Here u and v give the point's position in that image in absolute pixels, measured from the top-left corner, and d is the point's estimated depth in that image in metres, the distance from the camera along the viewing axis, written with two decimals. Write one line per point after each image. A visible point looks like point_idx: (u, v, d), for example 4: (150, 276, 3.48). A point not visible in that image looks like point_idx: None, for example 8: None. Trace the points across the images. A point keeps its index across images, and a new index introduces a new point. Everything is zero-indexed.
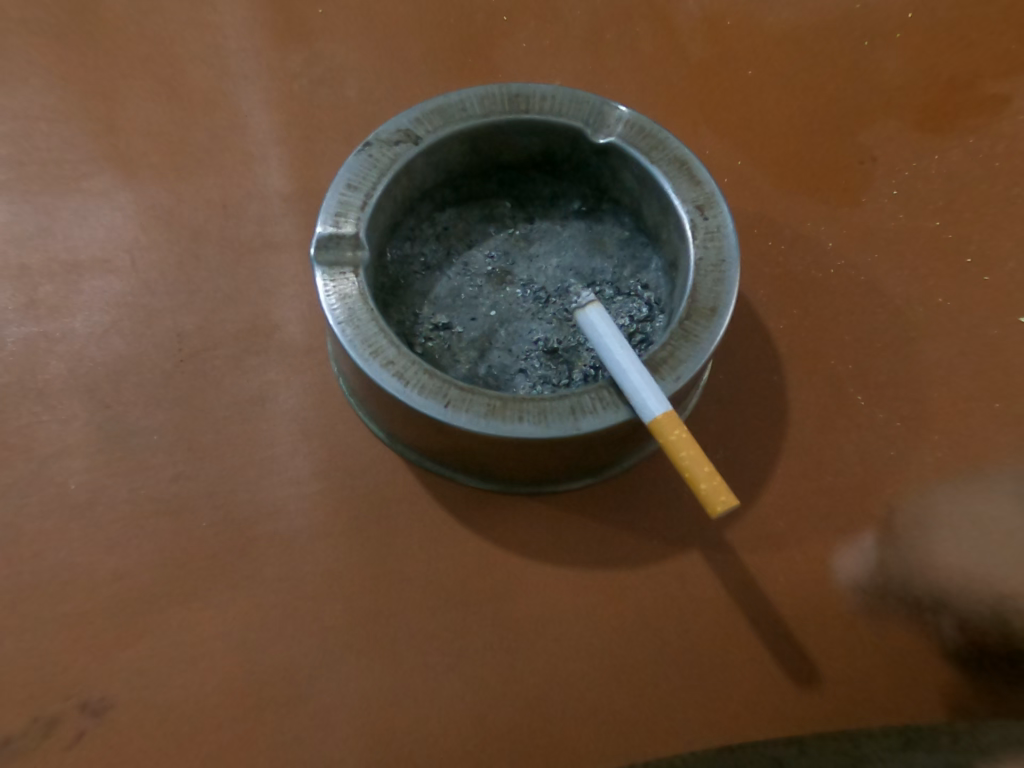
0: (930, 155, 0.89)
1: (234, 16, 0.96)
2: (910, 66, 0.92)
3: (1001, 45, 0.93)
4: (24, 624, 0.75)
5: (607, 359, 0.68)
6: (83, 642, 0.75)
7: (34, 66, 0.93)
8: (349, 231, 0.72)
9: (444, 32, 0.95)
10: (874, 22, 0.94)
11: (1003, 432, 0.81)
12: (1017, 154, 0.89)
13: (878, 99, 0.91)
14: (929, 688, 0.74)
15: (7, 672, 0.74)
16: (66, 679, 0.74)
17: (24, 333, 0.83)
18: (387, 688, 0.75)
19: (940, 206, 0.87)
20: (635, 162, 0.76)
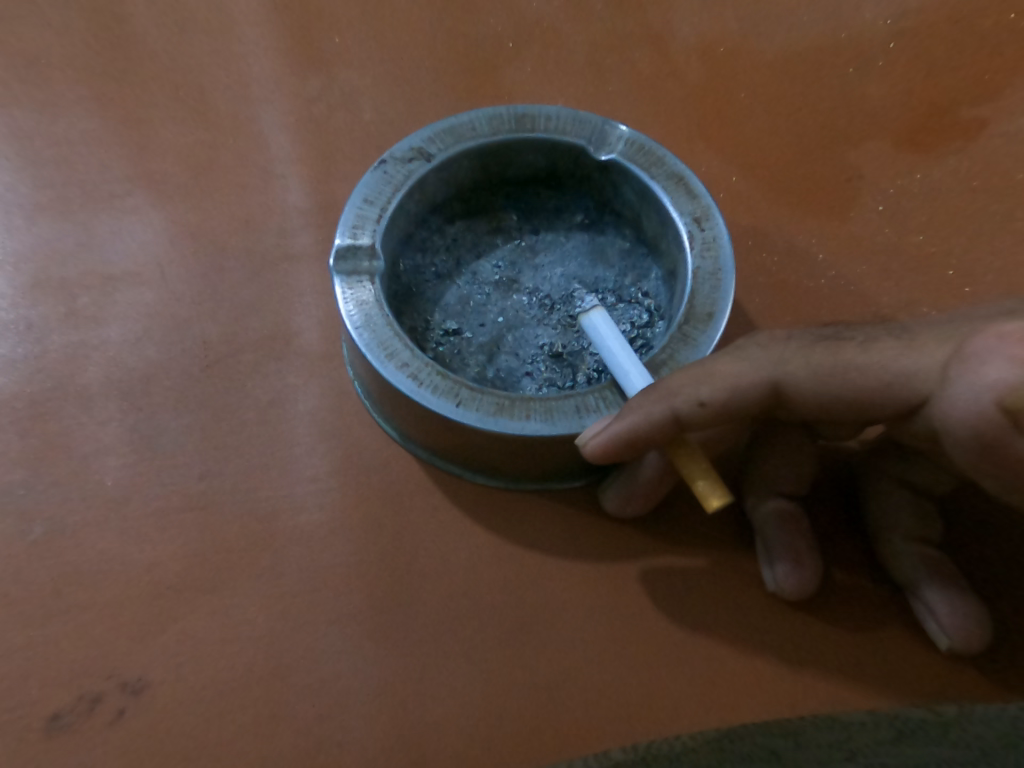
0: (911, 174, 0.93)
1: (258, 44, 1.02)
2: (894, 88, 0.97)
3: (981, 70, 0.97)
4: (66, 610, 0.81)
5: (609, 359, 0.74)
6: (120, 627, 0.81)
7: (76, 94, 0.99)
8: (366, 242, 0.77)
9: (453, 58, 1.01)
10: (860, 47, 0.98)
11: None
12: (995, 174, 0.92)
13: (864, 119, 0.95)
14: (914, 679, 0.78)
15: (51, 653, 0.80)
16: (104, 662, 0.80)
17: (65, 340, 0.90)
18: (399, 673, 0.79)
19: (922, 222, 0.90)
20: (635, 177, 0.81)
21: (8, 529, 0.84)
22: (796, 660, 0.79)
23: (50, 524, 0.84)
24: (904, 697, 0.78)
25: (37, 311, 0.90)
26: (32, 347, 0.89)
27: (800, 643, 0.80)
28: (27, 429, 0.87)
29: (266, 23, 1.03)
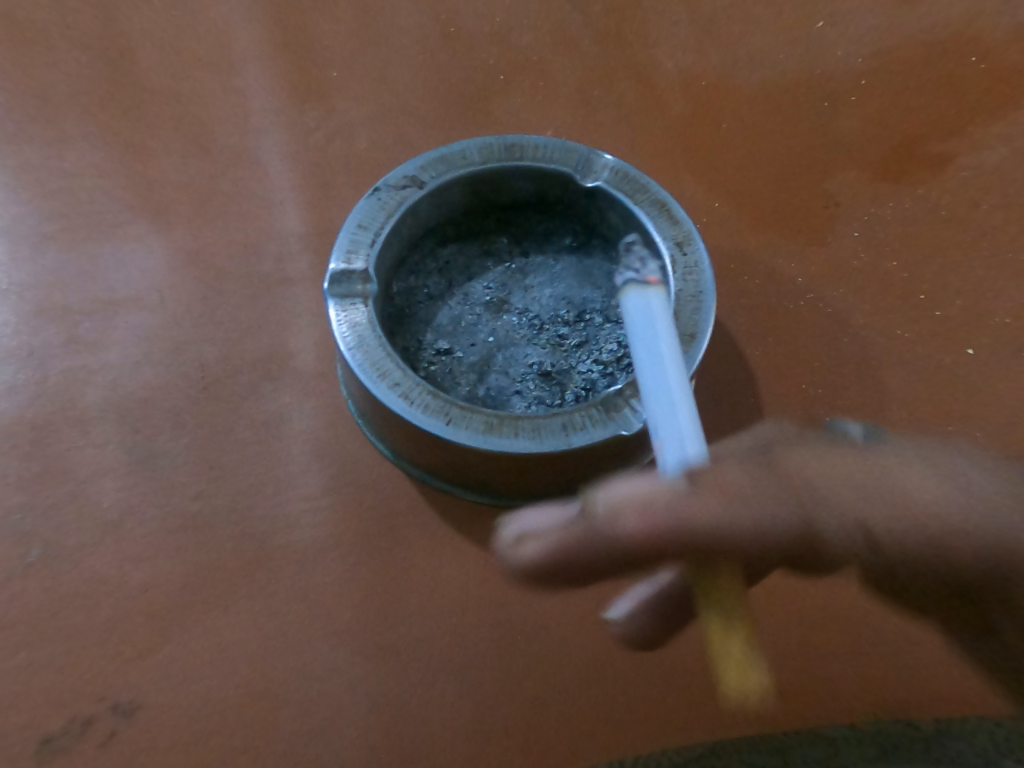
0: (886, 202, 0.96)
1: (260, 78, 1.06)
2: (869, 119, 1.00)
3: (953, 103, 1.01)
4: (61, 631, 0.82)
5: (661, 370, 0.65)
6: (114, 647, 0.82)
7: (83, 129, 1.03)
8: (360, 267, 0.80)
9: (447, 90, 1.04)
10: (837, 79, 1.02)
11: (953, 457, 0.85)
12: (963, 203, 0.96)
13: (842, 148, 0.99)
14: (900, 693, 0.79)
15: (46, 675, 0.80)
16: (97, 682, 0.80)
17: (66, 365, 0.92)
18: (390, 690, 0.80)
19: (896, 248, 0.94)
20: (619, 204, 0.84)
21: (6, 551, 0.85)
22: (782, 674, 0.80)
23: (46, 546, 0.85)
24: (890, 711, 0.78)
25: (40, 338, 0.93)
26: (34, 372, 0.91)
27: (786, 656, 0.80)
28: (27, 453, 0.88)
29: (266, 57, 1.07)
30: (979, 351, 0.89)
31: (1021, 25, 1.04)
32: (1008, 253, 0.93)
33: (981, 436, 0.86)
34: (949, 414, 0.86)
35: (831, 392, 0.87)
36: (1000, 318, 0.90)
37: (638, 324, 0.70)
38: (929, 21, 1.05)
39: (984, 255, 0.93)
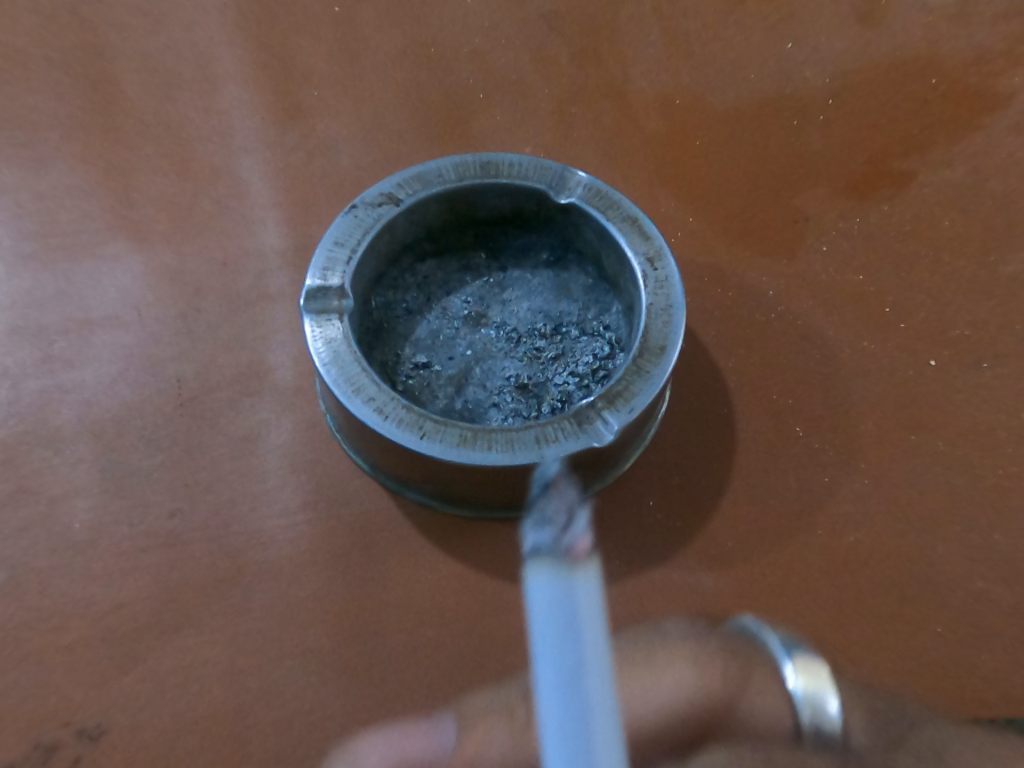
0: (853, 218, 0.98)
1: (240, 98, 1.06)
2: (837, 138, 1.03)
3: (916, 123, 1.04)
4: (28, 654, 0.80)
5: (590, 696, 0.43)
6: (82, 670, 0.80)
7: (62, 148, 1.03)
8: (336, 283, 0.80)
9: (426, 110, 1.06)
10: (806, 100, 1.05)
11: (919, 464, 0.87)
12: (925, 220, 0.98)
13: (811, 166, 1.01)
14: None
15: (12, 700, 0.78)
16: (64, 707, 0.79)
17: (40, 384, 0.91)
18: (367, 707, 0.79)
19: (862, 264, 0.96)
20: (593, 220, 0.85)
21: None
22: None
23: (17, 567, 0.84)
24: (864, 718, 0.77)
25: (14, 357, 0.92)
26: (7, 392, 0.90)
27: None
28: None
29: (247, 78, 1.08)
30: (942, 362, 0.91)
31: (980, 47, 1.07)
32: (969, 268, 0.96)
33: (944, 444, 0.88)
34: (914, 423, 0.89)
35: (801, 403, 0.89)
36: (961, 331, 0.93)
37: (546, 622, 0.44)
38: (893, 45, 1.08)
39: (946, 270, 0.95)
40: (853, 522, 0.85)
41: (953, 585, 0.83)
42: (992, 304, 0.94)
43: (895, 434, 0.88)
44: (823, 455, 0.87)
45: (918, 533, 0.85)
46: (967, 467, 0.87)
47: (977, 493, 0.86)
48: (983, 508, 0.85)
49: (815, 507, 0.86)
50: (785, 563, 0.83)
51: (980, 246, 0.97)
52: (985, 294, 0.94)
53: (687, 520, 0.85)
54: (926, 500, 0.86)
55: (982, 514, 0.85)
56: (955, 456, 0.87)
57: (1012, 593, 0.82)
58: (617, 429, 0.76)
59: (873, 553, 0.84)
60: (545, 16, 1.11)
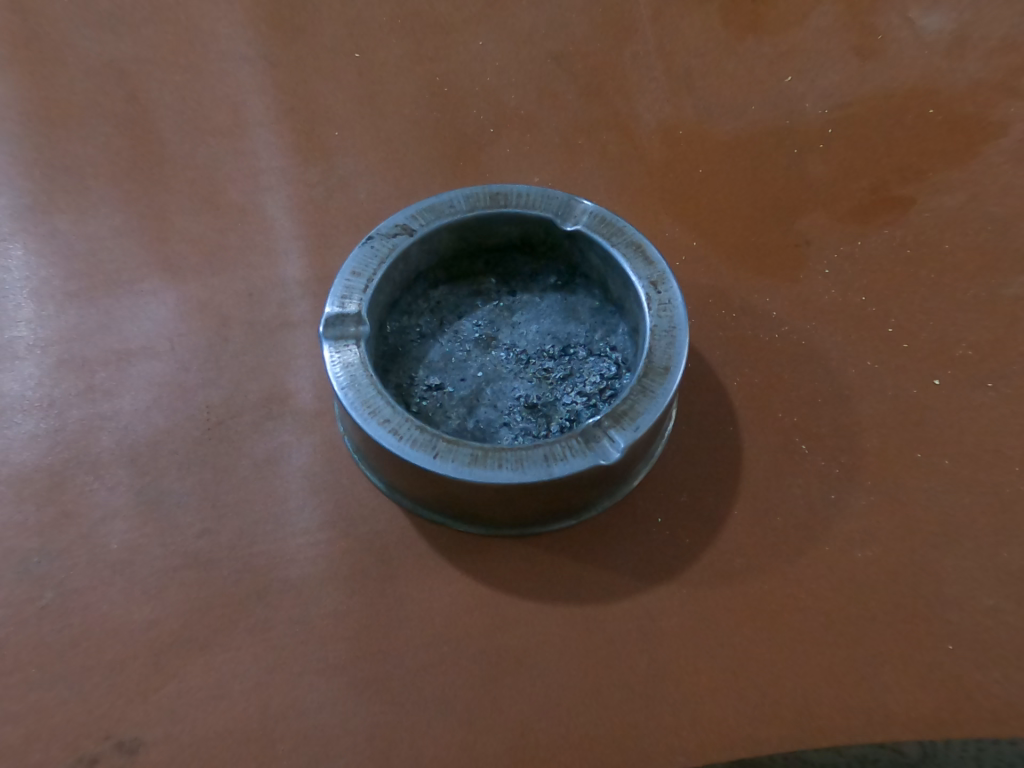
0: (855, 240, 1.00)
1: (266, 138, 1.12)
2: (838, 163, 1.05)
3: (915, 148, 1.06)
4: (68, 671, 0.84)
5: None
6: (119, 686, 0.84)
7: (102, 190, 1.09)
8: (353, 310, 0.84)
9: (440, 144, 1.11)
10: (807, 127, 1.08)
11: (923, 481, 0.88)
12: (927, 243, 1.00)
13: (813, 191, 1.03)
14: (888, 714, 0.78)
15: (53, 715, 0.82)
16: (102, 722, 0.82)
17: (82, 413, 0.96)
18: (383, 721, 0.81)
19: (865, 285, 0.98)
20: (598, 246, 0.87)
21: (19, 595, 0.88)
22: (777, 697, 0.79)
23: (58, 588, 0.88)
24: (876, 732, 0.78)
25: (58, 389, 0.97)
26: (51, 422, 0.96)
27: (773, 677, 0.80)
28: (43, 499, 0.92)
29: (273, 120, 1.14)
30: (945, 381, 0.93)
31: (975, 76, 1.10)
32: (970, 290, 0.97)
33: (948, 461, 0.89)
34: (918, 441, 0.90)
35: (806, 421, 0.91)
36: (963, 350, 0.94)
37: None
38: (891, 74, 1.11)
39: (947, 292, 0.97)
40: (862, 539, 0.86)
41: (963, 601, 0.83)
42: (993, 326, 0.95)
43: (899, 452, 0.90)
44: (829, 472, 0.89)
45: (926, 549, 0.85)
46: (971, 484, 0.88)
47: (982, 510, 0.87)
48: (989, 525, 0.86)
49: (823, 523, 0.87)
50: (795, 579, 0.84)
51: (981, 269, 0.98)
52: (987, 316, 0.96)
53: (695, 536, 0.87)
54: (932, 516, 0.87)
55: (989, 531, 0.86)
56: (960, 474, 0.88)
57: (1021, 608, 0.83)
58: (623, 447, 0.78)
59: (880, 569, 0.84)
60: (553, 57, 1.16)
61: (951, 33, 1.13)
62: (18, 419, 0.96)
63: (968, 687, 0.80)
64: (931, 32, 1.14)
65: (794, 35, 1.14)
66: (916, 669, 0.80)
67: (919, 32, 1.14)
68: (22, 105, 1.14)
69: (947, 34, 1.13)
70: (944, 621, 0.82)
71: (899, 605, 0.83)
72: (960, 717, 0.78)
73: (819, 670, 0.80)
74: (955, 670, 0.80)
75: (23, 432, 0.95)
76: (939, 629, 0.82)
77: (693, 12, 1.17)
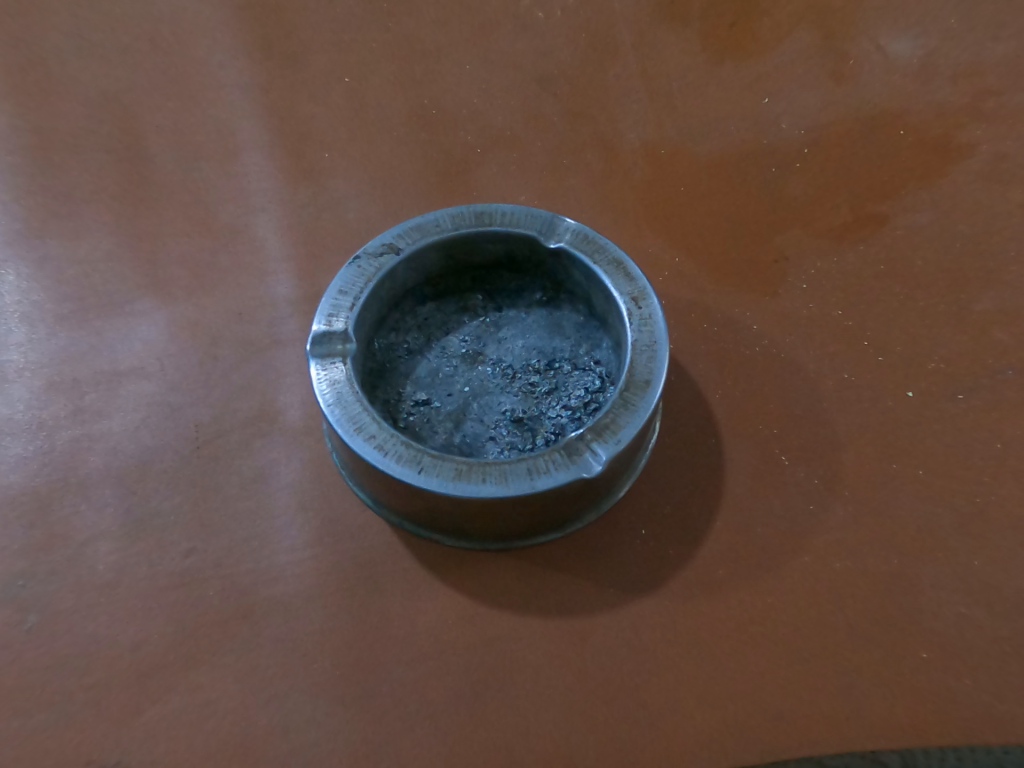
0: (832, 257, 1.02)
1: (257, 161, 1.14)
2: (815, 182, 1.08)
3: (889, 166, 1.08)
4: (54, 694, 0.84)
5: None
6: (104, 708, 0.83)
7: (95, 214, 1.10)
8: (340, 327, 0.85)
9: (428, 165, 1.13)
10: (785, 147, 1.10)
11: (901, 492, 0.90)
12: (900, 260, 1.02)
13: (791, 209, 1.06)
14: (870, 723, 0.79)
15: (38, 739, 0.82)
16: (87, 745, 0.82)
17: (71, 434, 0.96)
18: (369, 738, 0.81)
19: (842, 300, 1.00)
20: (581, 263, 0.89)
21: (5, 617, 0.88)
22: (761, 709, 0.80)
23: (44, 610, 0.88)
24: (859, 742, 0.78)
25: (47, 411, 0.98)
26: (40, 444, 0.96)
27: (757, 688, 0.81)
28: (31, 521, 0.92)
29: (264, 144, 1.16)
30: (920, 394, 0.95)
31: (945, 98, 1.13)
32: (942, 306, 0.99)
33: (923, 472, 0.91)
34: (895, 452, 0.92)
35: (786, 433, 0.92)
36: (937, 364, 0.96)
37: None
38: (865, 96, 1.14)
39: (921, 307, 0.99)
40: (842, 550, 0.87)
41: (941, 610, 0.84)
42: (965, 341, 0.97)
43: (877, 463, 0.91)
44: (809, 484, 0.90)
45: (905, 559, 0.86)
46: (947, 495, 0.90)
47: (958, 519, 0.88)
48: (965, 535, 0.88)
49: (803, 533, 0.88)
50: (778, 590, 0.85)
51: (952, 286, 1.01)
52: (959, 331, 0.98)
53: (680, 548, 0.87)
54: (910, 527, 0.88)
55: (965, 541, 0.87)
56: (935, 485, 0.90)
57: (998, 617, 0.84)
58: (606, 460, 0.78)
59: (860, 578, 0.86)
60: (538, 81, 1.19)
61: (920, 58, 1.17)
62: (7, 442, 0.96)
63: (948, 695, 0.80)
64: (901, 57, 1.17)
65: (771, 60, 1.18)
66: (896, 678, 0.81)
67: (890, 57, 1.17)
68: (17, 132, 1.16)
69: (917, 60, 1.17)
70: (923, 630, 0.83)
71: (878, 615, 0.84)
72: (941, 725, 0.79)
73: (801, 680, 0.81)
74: (933, 678, 0.81)
75: (11, 454, 0.95)
76: (918, 638, 0.83)
77: (673, 37, 1.20)
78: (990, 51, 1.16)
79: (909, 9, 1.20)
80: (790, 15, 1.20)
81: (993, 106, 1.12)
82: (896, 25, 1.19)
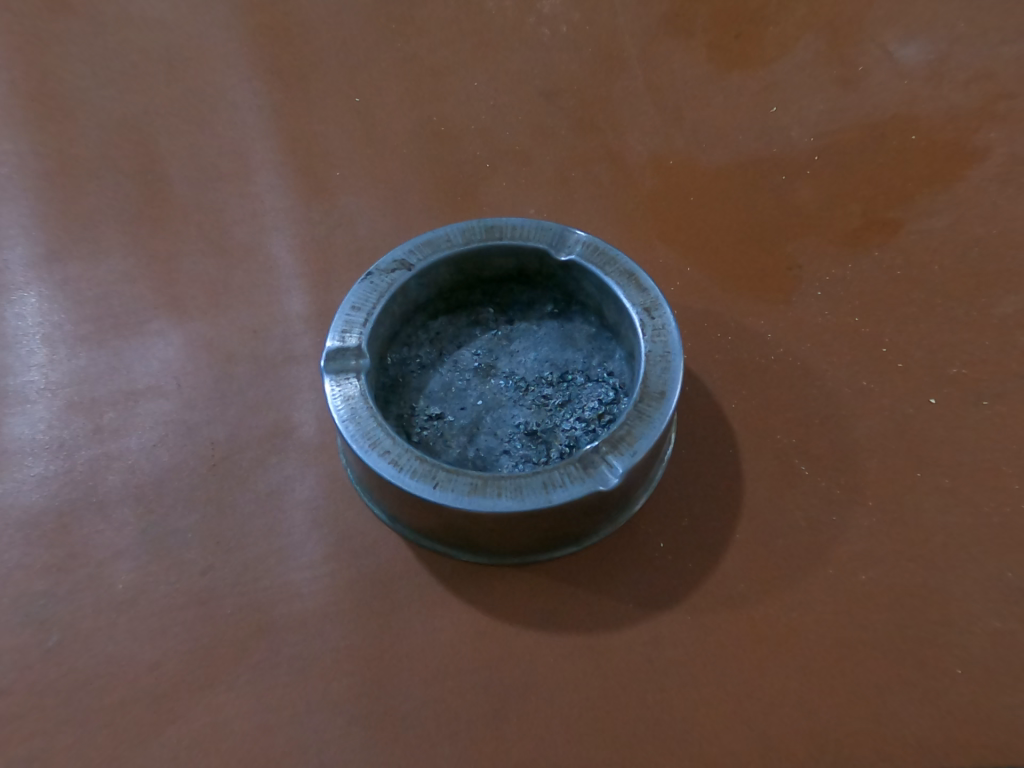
0: (846, 265, 1.02)
1: (270, 180, 1.15)
2: (827, 189, 1.07)
3: (902, 171, 1.08)
4: (73, 715, 0.84)
5: None
6: (123, 729, 0.83)
7: (112, 236, 1.12)
8: (353, 343, 0.85)
9: (438, 181, 1.13)
10: (795, 154, 1.10)
11: (924, 499, 0.88)
12: (916, 265, 1.01)
13: (803, 217, 1.05)
14: (899, 736, 0.77)
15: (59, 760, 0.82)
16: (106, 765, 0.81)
17: (91, 453, 0.97)
18: (390, 757, 0.80)
19: (858, 306, 0.99)
20: (592, 274, 0.89)
21: (26, 637, 0.88)
22: (787, 724, 0.78)
23: (65, 629, 0.88)
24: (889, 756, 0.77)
25: (68, 432, 0.99)
26: (61, 463, 0.97)
27: (781, 700, 0.79)
28: (51, 541, 0.93)
29: (277, 164, 1.17)
30: (941, 399, 0.93)
31: (957, 102, 1.12)
32: (961, 310, 0.98)
33: (947, 478, 0.89)
34: (917, 459, 0.90)
35: (805, 442, 0.91)
36: (958, 369, 0.95)
37: None
38: (876, 102, 1.13)
39: (938, 311, 0.98)
40: (865, 559, 0.86)
41: (969, 620, 0.83)
42: (985, 345, 0.96)
43: (900, 471, 0.90)
44: (829, 493, 0.89)
45: (930, 568, 0.85)
46: (972, 501, 0.88)
47: (984, 528, 0.87)
48: (992, 543, 0.86)
49: (824, 544, 0.87)
50: (800, 602, 0.84)
51: (970, 289, 0.99)
52: (978, 336, 0.97)
53: (699, 559, 0.86)
54: (935, 536, 0.86)
55: (992, 551, 0.86)
56: (960, 492, 0.89)
57: None
58: (622, 472, 0.77)
59: (885, 588, 0.84)
60: (546, 95, 1.19)
61: (929, 63, 1.16)
62: (29, 463, 0.97)
63: (981, 707, 0.79)
64: (910, 63, 1.16)
65: (780, 67, 1.17)
66: (925, 688, 0.80)
67: (901, 62, 1.17)
68: (37, 157, 1.18)
69: (927, 64, 1.16)
70: (952, 640, 0.82)
71: (904, 625, 0.82)
72: (974, 737, 0.77)
73: (826, 692, 0.80)
74: (964, 688, 0.79)
75: (33, 474, 0.96)
76: (945, 648, 0.81)
77: (680, 49, 1.21)
78: (1001, 53, 1.16)
79: (917, 15, 1.20)
80: (798, 24, 1.20)
81: (1006, 108, 1.11)
82: (905, 31, 1.19)
